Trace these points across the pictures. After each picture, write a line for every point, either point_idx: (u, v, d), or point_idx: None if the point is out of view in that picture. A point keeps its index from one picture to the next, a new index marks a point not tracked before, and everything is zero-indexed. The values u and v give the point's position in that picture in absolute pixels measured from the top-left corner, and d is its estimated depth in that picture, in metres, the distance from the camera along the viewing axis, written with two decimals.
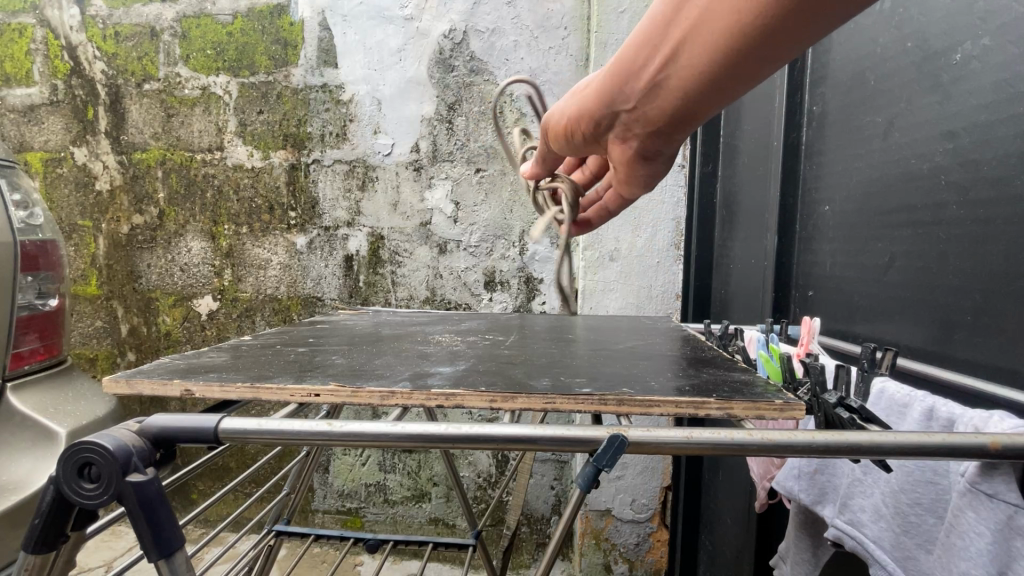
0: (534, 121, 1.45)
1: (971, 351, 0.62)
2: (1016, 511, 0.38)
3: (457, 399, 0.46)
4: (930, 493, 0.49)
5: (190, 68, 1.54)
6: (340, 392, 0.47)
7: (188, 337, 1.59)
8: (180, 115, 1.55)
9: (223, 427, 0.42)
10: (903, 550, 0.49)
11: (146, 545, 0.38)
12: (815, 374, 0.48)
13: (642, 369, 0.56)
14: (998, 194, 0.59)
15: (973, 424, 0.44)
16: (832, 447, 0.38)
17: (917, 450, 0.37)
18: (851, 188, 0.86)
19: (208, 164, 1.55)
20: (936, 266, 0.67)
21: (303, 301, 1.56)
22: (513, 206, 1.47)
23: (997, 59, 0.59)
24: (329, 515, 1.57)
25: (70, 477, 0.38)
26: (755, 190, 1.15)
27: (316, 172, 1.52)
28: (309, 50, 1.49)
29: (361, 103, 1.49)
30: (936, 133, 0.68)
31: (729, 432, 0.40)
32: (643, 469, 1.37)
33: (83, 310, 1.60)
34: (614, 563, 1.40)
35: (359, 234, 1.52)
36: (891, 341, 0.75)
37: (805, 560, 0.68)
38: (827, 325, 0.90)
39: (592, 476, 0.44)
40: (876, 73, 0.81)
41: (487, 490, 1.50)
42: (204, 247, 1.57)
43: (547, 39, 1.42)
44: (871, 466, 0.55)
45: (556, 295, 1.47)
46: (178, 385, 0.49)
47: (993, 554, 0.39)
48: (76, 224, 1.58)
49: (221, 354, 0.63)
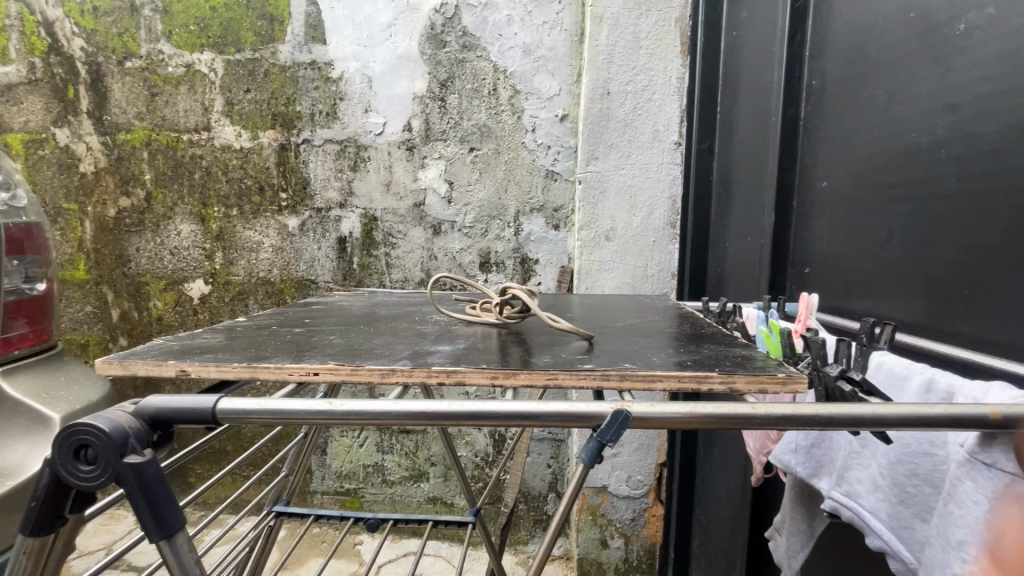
0: (528, 98, 1.42)
1: (967, 325, 0.62)
2: (1013, 481, 0.39)
3: (458, 376, 0.46)
4: (928, 464, 0.49)
5: (174, 45, 1.49)
6: (339, 370, 0.47)
7: (181, 322, 1.58)
8: (164, 94, 1.51)
9: (220, 407, 0.41)
10: (899, 520, 0.50)
11: (147, 525, 0.38)
12: (816, 349, 0.48)
13: (642, 345, 0.56)
14: (1000, 167, 0.59)
15: (972, 395, 0.44)
16: (835, 420, 0.38)
17: (918, 421, 0.38)
18: (850, 164, 0.85)
19: (196, 144, 1.51)
20: (935, 240, 0.67)
21: (296, 284, 1.54)
22: (507, 185, 1.45)
23: (1002, 29, 0.58)
24: (328, 496, 1.58)
25: (66, 459, 0.37)
26: (752, 169, 1.14)
27: (307, 152, 1.49)
28: (296, 25, 1.45)
29: (351, 81, 1.46)
30: (937, 106, 0.67)
31: (732, 406, 0.40)
32: (638, 446, 1.39)
33: (72, 295, 1.58)
34: (610, 538, 1.43)
35: (352, 215, 1.50)
36: (886, 316, 0.75)
37: (800, 531, 0.69)
38: (823, 301, 0.91)
39: (594, 451, 0.44)
40: (878, 46, 0.80)
41: (484, 469, 1.52)
42: (194, 230, 1.55)
43: (541, 13, 1.39)
44: (868, 437, 0.56)
45: (552, 275, 1.46)
46: (172, 366, 0.48)
47: (990, 523, 0.39)
48: (61, 207, 1.55)
49: (216, 334, 0.62)
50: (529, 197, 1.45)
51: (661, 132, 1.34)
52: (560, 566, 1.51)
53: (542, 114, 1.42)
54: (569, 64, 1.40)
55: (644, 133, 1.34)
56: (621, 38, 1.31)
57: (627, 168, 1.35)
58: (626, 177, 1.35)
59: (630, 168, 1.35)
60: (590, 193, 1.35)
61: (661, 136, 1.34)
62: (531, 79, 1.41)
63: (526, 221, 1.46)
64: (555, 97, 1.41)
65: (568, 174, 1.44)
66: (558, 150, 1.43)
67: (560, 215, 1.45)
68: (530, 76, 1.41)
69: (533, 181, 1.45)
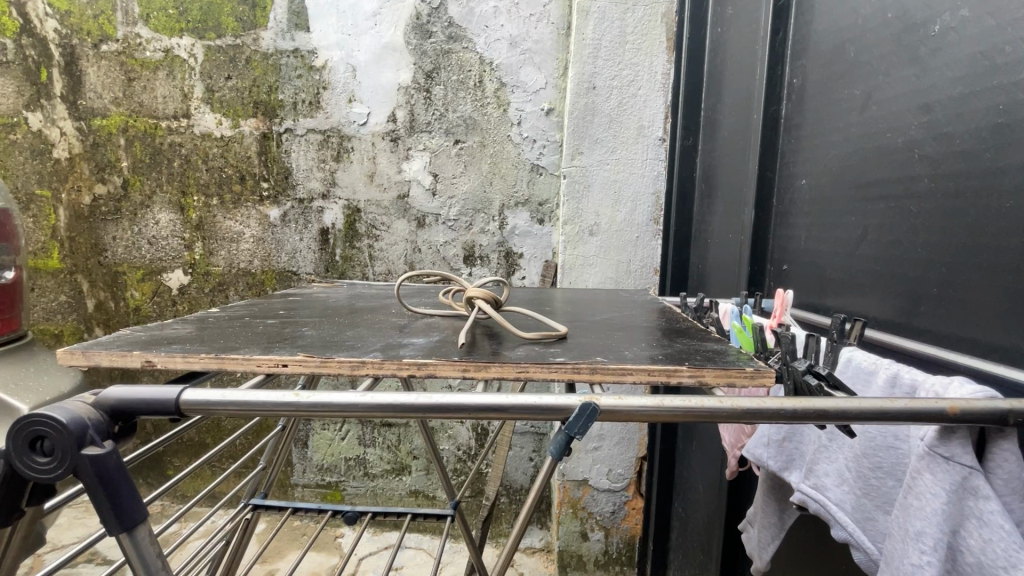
0: (514, 91, 1.41)
1: (935, 322, 0.63)
2: (970, 472, 0.40)
3: (429, 368, 0.46)
4: (892, 457, 0.50)
5: (151, 29, 1.45)
6: (309, 362, 0.46)
7: (159, 312, 1.55)
8: (141, 79, 1.47)
9: (185, 398, 0.41)
10: (863, 512, 0.51)
11: (106, 519, 0.37)
12: (786, 343, 0.49)
13: (617, 339, 0.57)
14: (969, 167, 0.60)
15: (934, 390, 0.44)
16: (800, 414, 0.39)
17: (879, 416, 0.39)
18: (828, 162, 0.86)
19: (174, 131, 1.48)
20: (906, 239, 0.68)
21: (278, 276, 1.52)
22: (492, 179, 1.44)
23: (975, 31, 0.59)
24: (309, 489, 1.58)
25: (22, 451, 0.36)
26: (733, 166, 1.15)
27: (289, 142, 1.47)
28: (278, 12, 1.42)
29: (335, 70, 1.43)
30: (912, 106, 0.68)
31: (700, 399, 0.40)
32: (620, 439, 1.41)
33: (45, 285, 1.54)
34: (590, 531, 1.45)
35: (335, 207, 1.48)
36: (860, 313, 0.77)
37: (772, 524, 0.70)
38: (800, 298, 0.92)
39: (564, 444, 0.44)
40: (857, 45, 0.80)
41: (467, 462, 1.52)
42: (172, 220, 1.52)
43: (528, 5, 1.38)
44: (836, 432, 0.57)
45: (536, 270, 1.47)
46: (137, 356, 0.48)
47: (948, 515, 0.41)
48: (33, 193, 1.51)
49: (187, 325, 0.61)
50: (514, 191, 1.45)
51: (646, 128, 1.34)
52: (541, 558, 1.52)
53: (527, 108, 1.42)
54: (555, 57, 1.40)
55: (629, 129, 1.34)
56: (607, 32, 1.31)
57: (611, 163, 1.35)
58: (611, 171, 1.35)
59: (615, 162, 1.35)
60: (574, 187, 1.35)
61: (646, 132, 1.34)
62: (518, 72, 1.40)
63: (510, 215, 1.45)
64: (541, 90, 1.41)
65: (553, 168, 1.44)
66: (544, 144, 1.43)
67: (545, 210, 1.45)
68: (517, 69, 1.40)
69: (518, 174, 1.44)
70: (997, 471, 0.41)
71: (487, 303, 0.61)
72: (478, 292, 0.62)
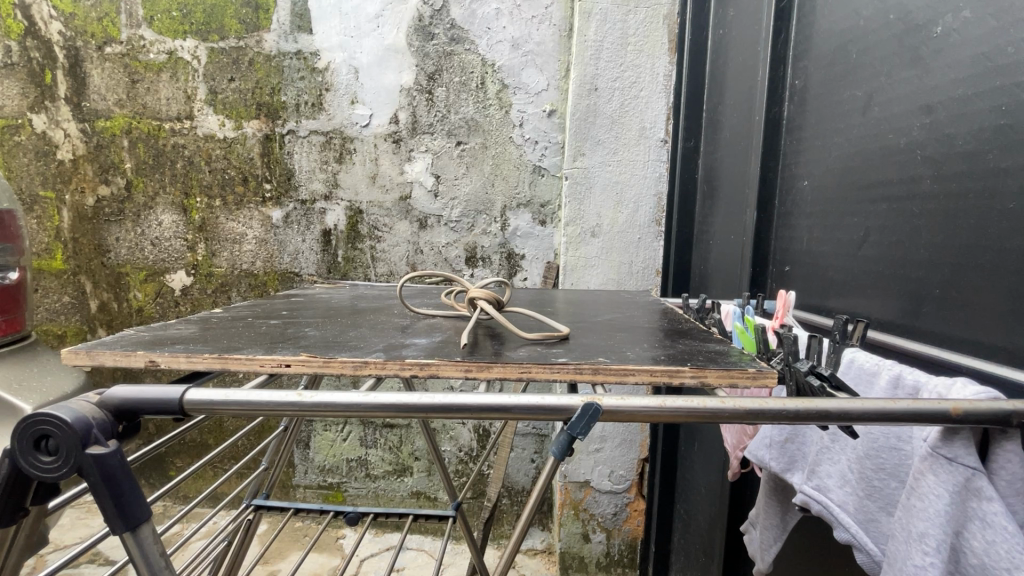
0: (517, 93, 1.41)
1: (937, 323, 0.63)
2: (972, 473, 0.40)
3: (432, 368, 0.46)
4: (894, 458, 0.50)
5: (155, 31, 1.46)
6: (312, 362, 0.46)
7: (162, 313, 1.55)
8: (145, 81, 1.48)
9: (189, 398, 0.41)
10: (866, 513, 0.51)
11: (111, 517, 0.37)
12: (788, 344, 0.49)
13: (619, 339, 0.57)
14: (971, 168, 0.60)
15: (937, 390, 0.44)
16: (802, 414, 0.39)
17: (881, 417, 0.39)
18: (830, 163, 0.86)
19: (178, 133, 1.49)
20: (909, 239, 0.68)
21: (280, 276, 1.52)
22: (493, 180, 1.45)
23: (976, 32, 0.59)
24: (310, 490, 1.58)
25: (26, 450, 0.36)
26: (735, 167, 1.15)
27: (292, 143, 1.47)
28: (281, 15, 1.43)
29: (338, 71, 1.44)
30: (914, 108, 0.68)
31: (703, 400, 0.40)
32: (621, 441, 1.41)
33: (49, 285, 1.55)
34: (592, 533, 1.44)
35: (337, 208, 1.48)
36: (862, 314, 0.77)
37: (774, 526, 0.70)
38: (802, 300, 0.92)
39: (565, 444, 0.44)
40: (859, 46, 0.80)
41: (468, 463, 1.52)
42: (175, 221, 1.52)
43: (530, 7, 1.38)
44: (838, 433, 0.57)
45: (538, 271, 1.47)
46: (142, 356, 0.48)
47: (951, 516, 0.40)
48: (37, 195, 1.52)
49: (189, 326, 0.61)
50: (516, 192, 1.45)
51: (648, 129, 1.34)
52: (542, 560, 1.52)
53: (529, 109, 1.42)
54: (557, 58, 1.40)
55: (631, 131, 1.34)
56: (609, 34, 1.31)
57: (613, 164, 1.35)
58: (614, 172, 1.35)
59: (617, 163, 1.35)
60: (576, 188, 1.36)
61: (648, 133, 1.34)
62: (519, 74, 1.41)
63: (513, 216, 1.45)
64: (543, 92, 1.41)
65: (555, 170, 1.44)
66: (546, 145, 1.43)
67: (547, 211, 1.45)
68: (519, 70, 1.40)
69: (520, 176, 1.44)
70: (1001, 472, 0.41)
71: (489, 304, 0.61)
72: (479, 293, 0.62)
